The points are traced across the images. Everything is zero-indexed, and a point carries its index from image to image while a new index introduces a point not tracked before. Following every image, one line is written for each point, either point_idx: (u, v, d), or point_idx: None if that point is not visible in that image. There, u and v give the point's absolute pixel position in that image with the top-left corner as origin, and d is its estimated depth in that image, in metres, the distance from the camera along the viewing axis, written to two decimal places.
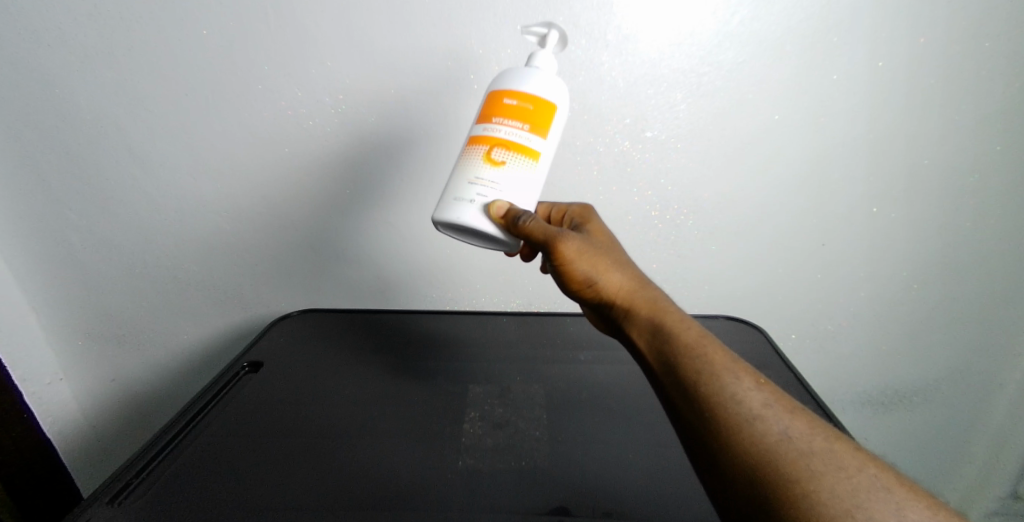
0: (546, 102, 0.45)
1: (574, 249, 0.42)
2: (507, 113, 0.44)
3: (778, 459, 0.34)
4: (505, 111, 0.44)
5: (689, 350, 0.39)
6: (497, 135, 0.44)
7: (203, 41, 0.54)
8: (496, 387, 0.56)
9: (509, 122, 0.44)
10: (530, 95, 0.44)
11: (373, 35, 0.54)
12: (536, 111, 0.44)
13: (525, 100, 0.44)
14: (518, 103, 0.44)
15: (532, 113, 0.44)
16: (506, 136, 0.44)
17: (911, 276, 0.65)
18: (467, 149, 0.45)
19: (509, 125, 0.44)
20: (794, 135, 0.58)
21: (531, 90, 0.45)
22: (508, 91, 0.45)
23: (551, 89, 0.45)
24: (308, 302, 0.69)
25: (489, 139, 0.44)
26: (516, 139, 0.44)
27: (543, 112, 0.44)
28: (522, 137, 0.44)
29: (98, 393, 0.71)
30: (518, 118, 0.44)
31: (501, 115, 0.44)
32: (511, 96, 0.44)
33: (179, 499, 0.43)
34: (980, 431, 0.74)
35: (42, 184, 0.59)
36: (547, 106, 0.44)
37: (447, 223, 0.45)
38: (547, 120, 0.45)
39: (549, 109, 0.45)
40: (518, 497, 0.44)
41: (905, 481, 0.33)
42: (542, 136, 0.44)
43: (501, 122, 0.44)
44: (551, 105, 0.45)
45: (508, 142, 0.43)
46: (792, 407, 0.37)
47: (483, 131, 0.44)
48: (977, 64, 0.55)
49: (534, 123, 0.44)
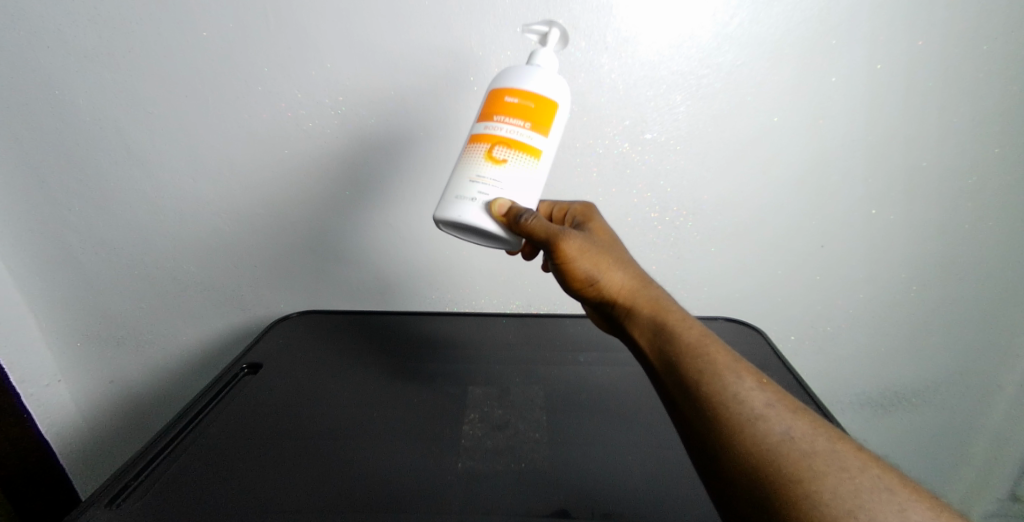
0: (548, 100, 0.45)
1: (575, 247, 0.42)
2: (507, 111, 0.44)
3: (781, 459, 0.34)
4: (506, 109, 0.44)
5: (690, 349, 0.39)
6: (498, 134, 0.44)
7: (202, 43, 0.54)
8: (496, 389, 0.56)
9: (511, 120, 0.44)
10: (531, 93, 0.44)
11: (373, 37, 0.54)
12: (537, 109, 0.44)
13: (526, 97, 0.44)
14: (519, 101, 0.44)
15: (533, 112, 0.44)
16: (507, 134, 0.44)
17: (910, 277, 0.65)
18: (468, 148, 0.45)
19: (510, 123, 0.44)
20: (793, 136, 0.58)
21: (532, 88, 0.45)
22: (509, 89, 0.45)
23: (553, 88, 0.45)
24: (307, 302, 0.68)
25: (490, 137, 0.44)
26: (517, 137, 0.44)
27: (544, 110, 0.44)
28: (523, 135, 0.44)
29: (95, 396, 0.70)
30: (519, 116, 0.44)
31: (502, 113, 0.44)
32: (512, 95, 0.44)
33: (177, 501, 0.43)
34: (980, 432, 0.74)
35: (42, 185, 0.59)
36: (547, 104, 0.44)
37: (448, 222, 0.45)
38: (547, 118, 0.44)
39: (549, 107, 0.45)
40: (518, 499, 0.44)
41: (909, 482, 0.33)
42: (544, 134, 0.44)
43: (502, 121, 0.44)
44: (552, 103, 0.45)
45: (509, 141, 0.43)
46: (795, 408, 0.36)
47: (484, 130, 0.44)
48: (975, 66, 0.55)
49: (535, 121, 0.44)
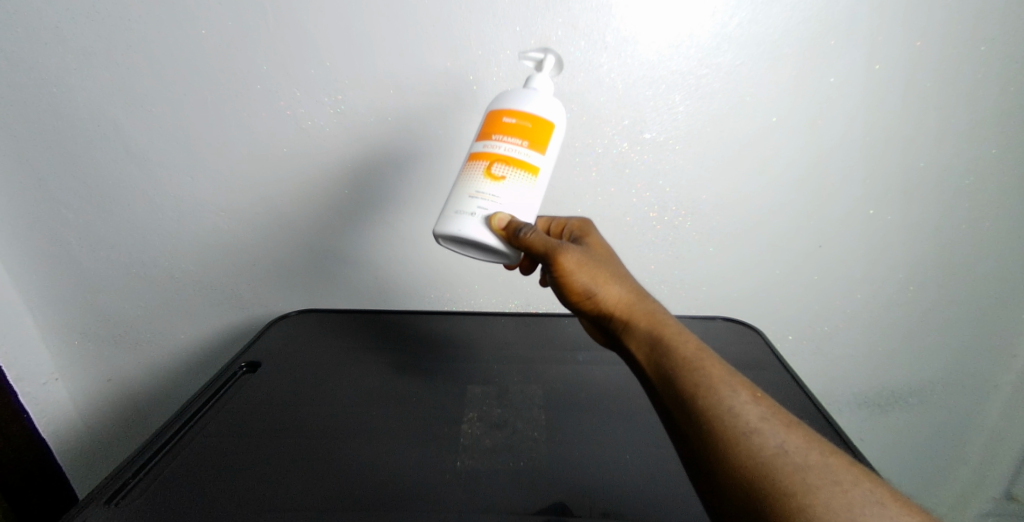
0: (545, 120, 0.45)
1: (573, 261, 0.42)
2: (506, 130, 0.44)
3: (775, 472, 0.34)
4: (505, 128, 0.44)
5: (688, 363, 0.39)
6: (497, 152, 0.44)
7: (201, 40, 0.53)
8: (495, 388, 0.56)
9: (509, 139, 0.44)
10: (529, 113, 0.44)
11: (370, 36, 0.53)
12: (534, 129, 0.44)
13: (524, 118, 0.44)
14: (517, 122, 0.44)
15: (531, 131, 0.44)
16: (506, 152, 0.44)
17: (907, 278, 0.66)
18: (467, 165, 0.45)
19: (508, 142, 0.44)
20: (792, 137, 0.58)
21: (530, 109, 0.45)
22: (507, 110, 0.45)
23: (550, 108, 0.45)
24: (306, 300, 0.69)
25: (490, 155, 0.44)
26: (515, 155, 0.44)
27: (541, 130, 0.45)
28: (522, 154, 0.44)
29: (93, 393, 0.71)
30: (517, 135, 0.44)
31: (501, 132, 0.44)
32: (511, 115, 0.45)
33: (175, 501, 0.43)
34: (976, 431, 0.75)
35: (40, 183, 0.58)
36: (544, 124, 0.45)
37: (447, 236, 0.44)
38: (544, 138, 0.45)
39: (546, 127, 0.45)
40: (517, 497, 0.45)
41: (900, 497, 0.33)
42: (541, 152, 0.45)
43: (501, 139, 0.44)
44: (550, 123, 0.45)
45: (508, 159, 0.44)
46: (789, 422, 0.37)
47: (483, 148, 0.45)
48: (974, 67, 0.55)
49: (532, 140, 0.44)
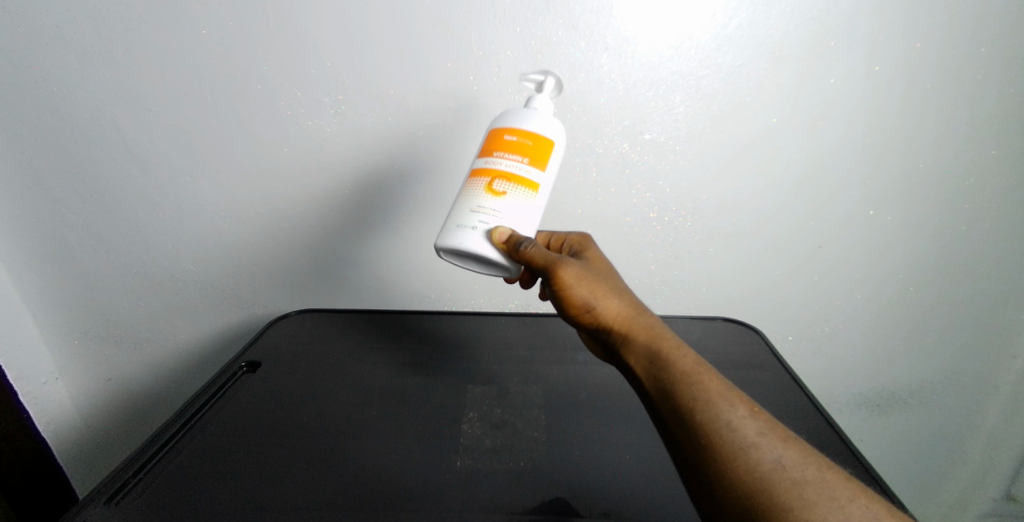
0: (545, 138, 0.45)
1: (573, 275, 0.42)
2: (507, 147, 0.44)
3: (772, 487, 0.34)
4: (506, 146, 0.44)
5: (686, 377, 0.39)
6: (498, 168, 0.44)
7: (198, 39, 0.53)
8: (495, 388, 0.56)
9: (510, 156, 0.44)
10: (530, 131, 0.44)
11: (367, 34, 0.53)
12: (534, 147, 0.44)
13: (524, 136, 0.44)
14: (517, 140, 0.44)
15: (531, 149, 0.44)
16: (507, 169, 0.44)
17: (907, 279, 0.65)
18: (468, 182, 0.45)
19: (509, 159, 0.44)
20: (794, 137, 0.58)
21: (531, 127, 0.45)
22: (508, 128, 0.45)
23: (550, 127, 0.45)
24: (306, 299, 0.68)
25: (491, 172, 0.44)
26: (516, 172, 0.44)
27: (541, 147, 0.45)
28: (522, 170, 0.44)
29: (94, 392, 0.71)
30: (518, 152, 0.44)
31: (502, 149, 0.44)
32: (511, 133, 0.45)
33: (174, 501, 0.43)
34: (976, 430, 0.75)
35: (40, 182, 0.58)
36: (544, 142, 0.45)
37: (448, 250, 0.44)
38: (545, 155, 0.45)
39: (546, 145, 0.45)
40: (518, 496, 0.45)
41: (896, 512, 0.34)
42: (541, 169, 0.45)
43: (501, 156, 0.44)
44: (550, 141, 0.45)
45: (509, 175, 0.43)
46: (787, 436, 0.37)
47: (484, 164, 0.45)
48: (976, 67, 0.54)
49: (533, 157, 0.44)
